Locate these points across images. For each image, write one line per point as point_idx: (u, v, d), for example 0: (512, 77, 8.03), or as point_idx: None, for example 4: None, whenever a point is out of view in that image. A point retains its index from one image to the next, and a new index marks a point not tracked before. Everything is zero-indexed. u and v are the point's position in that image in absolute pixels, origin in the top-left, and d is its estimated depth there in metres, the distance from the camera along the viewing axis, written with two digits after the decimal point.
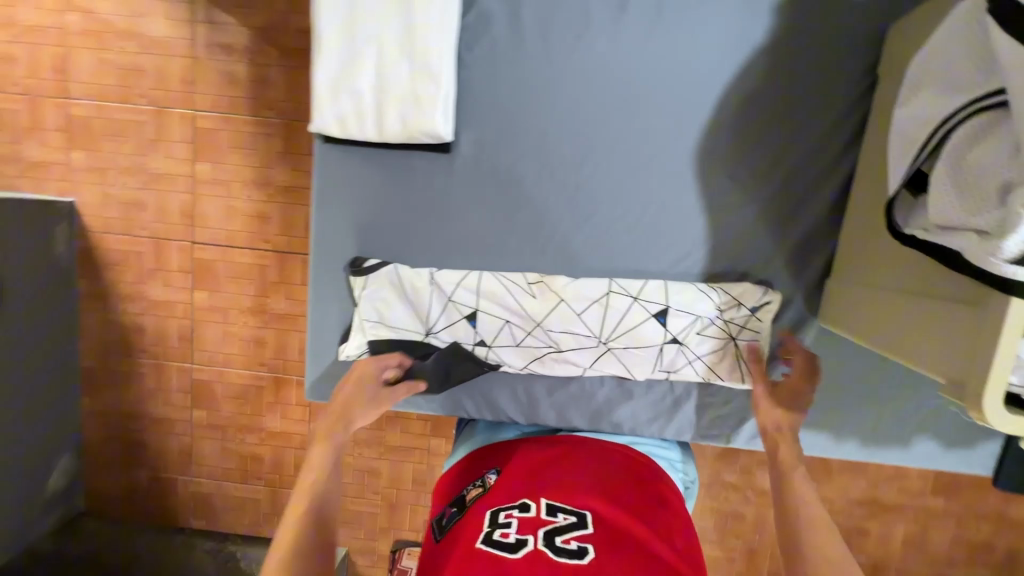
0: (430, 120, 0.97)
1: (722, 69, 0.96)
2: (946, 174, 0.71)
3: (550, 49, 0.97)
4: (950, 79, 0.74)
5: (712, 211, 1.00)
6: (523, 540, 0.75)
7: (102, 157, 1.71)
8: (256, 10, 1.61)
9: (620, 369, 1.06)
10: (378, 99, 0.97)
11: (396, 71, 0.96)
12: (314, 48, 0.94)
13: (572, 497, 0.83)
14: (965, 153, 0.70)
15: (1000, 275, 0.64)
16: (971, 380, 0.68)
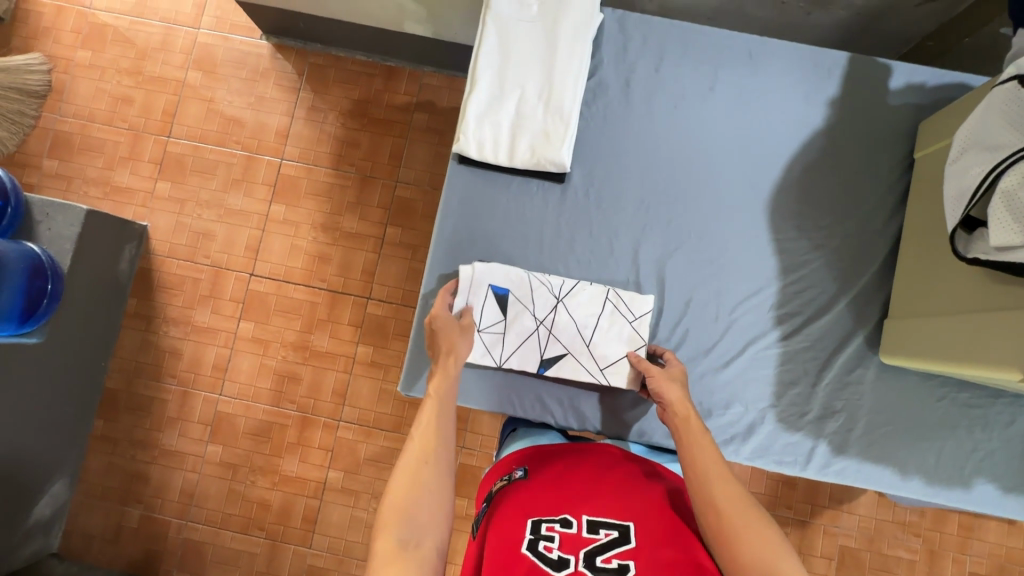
0: (556, 149, 0.94)
1: (802, 126, 0.99)
2: (995, 206, 0.67)
3: (652, 107, 0.99)
4: (978, 134, 0.73)
5: (801, 273, 0.95)
6: (566, 560, 0.65)
7: (185, 190, 1.86)
8: (355, 86, 1.89)
9: (703, 384, 0.93)
10: (511, 127, 0.94)
11: (531, 102, 0.95)
12: (470, 78, 0.93)
13: (613, 506, 0.72)
14: (1014, 185, 0.66)
15: None
16: None
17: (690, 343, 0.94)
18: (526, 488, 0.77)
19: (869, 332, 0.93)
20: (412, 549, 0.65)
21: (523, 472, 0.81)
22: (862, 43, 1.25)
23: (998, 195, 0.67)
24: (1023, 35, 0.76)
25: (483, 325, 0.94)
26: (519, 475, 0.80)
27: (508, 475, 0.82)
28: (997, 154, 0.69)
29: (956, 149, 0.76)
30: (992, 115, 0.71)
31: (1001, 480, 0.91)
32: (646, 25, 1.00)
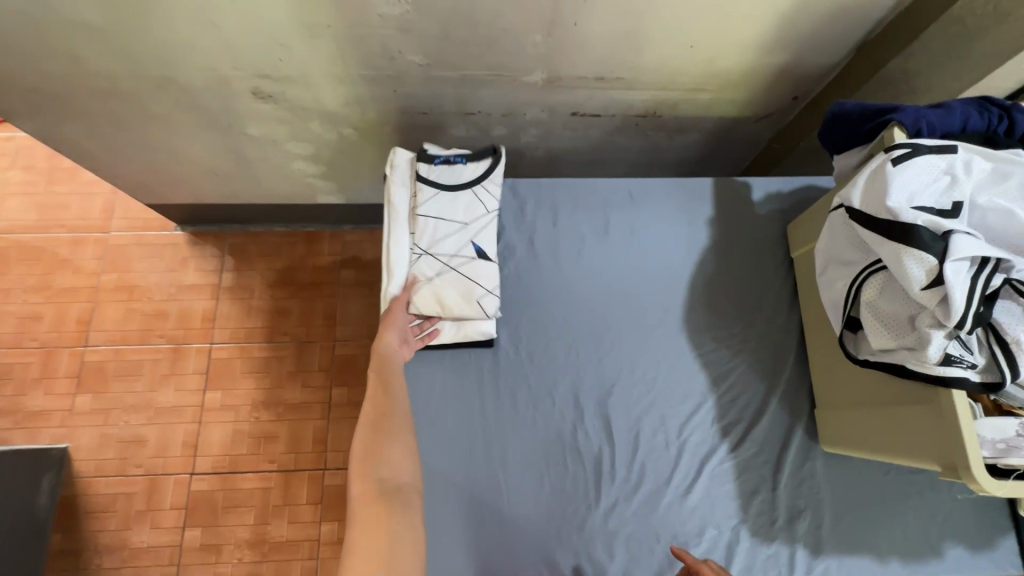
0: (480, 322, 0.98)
1: (691, 248, 1.09)
2: (867, 316, 0.75)
3: (559, 257, 1.07)
4: (831, 251, 0.83)
5: (731, 382, 1.01)
6: None
7: (108, 398, 1.75)
8: (278, 257, 1.92)
9: (673, 517, 0.93)
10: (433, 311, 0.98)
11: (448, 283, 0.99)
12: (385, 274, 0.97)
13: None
14: (875, 294, 0.75)
15: (942, 374, 0.67)
16: (955, 455, 0.66)
17: (650, 477, 0.95)
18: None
19: (807, 423, 0.99)
20: (392, 490, 0.77)
21: None
22: (721, 152, 1.44)
23: (865, 306, 0.76)
24: (839, 160, 0.91)
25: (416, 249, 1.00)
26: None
27: None
28: (852, 270, 0.78)
29: (819, 264, 0.86)
30: (836, 236, 0.81)
31: (966, 540, 0.94)
32: (535, 188, 1.11)
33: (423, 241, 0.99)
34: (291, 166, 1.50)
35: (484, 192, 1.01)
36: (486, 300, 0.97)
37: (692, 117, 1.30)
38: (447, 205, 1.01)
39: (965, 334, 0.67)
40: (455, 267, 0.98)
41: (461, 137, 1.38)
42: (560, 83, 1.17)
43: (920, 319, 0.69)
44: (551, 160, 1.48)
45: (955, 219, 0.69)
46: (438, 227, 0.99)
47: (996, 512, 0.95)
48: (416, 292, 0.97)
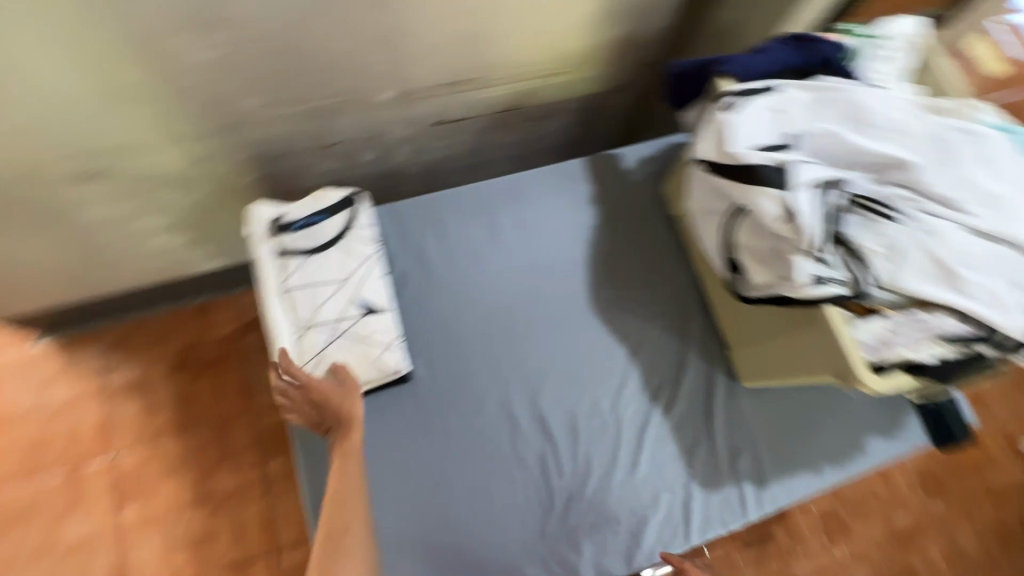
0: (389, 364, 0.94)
1: (581, 230, 1.11)
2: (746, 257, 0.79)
3: (455, 271, 1.04)
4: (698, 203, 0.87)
5: (648, 348, 1.03)
6: None
7: (2, 553, 1.51)
8: (170, 340, 1.73)
9: (626, 492, 0.94)
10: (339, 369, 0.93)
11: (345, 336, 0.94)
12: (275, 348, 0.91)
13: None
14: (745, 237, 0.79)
15: (813, 296, 0.71)
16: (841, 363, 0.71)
17: (597, 462, 0.95)
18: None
19: (724, 365, 1.03)
20: None
21: None
22: (592, 128, 1.48)
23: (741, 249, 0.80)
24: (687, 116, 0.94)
25: (299, 317, 0.93)
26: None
27: None
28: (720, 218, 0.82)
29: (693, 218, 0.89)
30: (700, 189, 0.85)
31: (878, 428, 1.04)
32: (415, 206, 1.07)
33: (304, 305, 0.93)
34: (150, 242, 1.35)
35: (353, 243, 0.96)
36: (386, 351, 0.94)
37: (553, 102, 1.32)
38: (320, 259, 0.95)
39: (823, 252, 0.71)
40: (347, 331, 0.94)
41: (330, 171, 1.31)
42: (414, 95, 1.14)
43: (785, 249, 0.73)
44: (433, 171, 1.45)
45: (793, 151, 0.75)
46: (316, 292, 0.94)
47: (897, 396, 1.05)
48: (315, 363, 0.92)
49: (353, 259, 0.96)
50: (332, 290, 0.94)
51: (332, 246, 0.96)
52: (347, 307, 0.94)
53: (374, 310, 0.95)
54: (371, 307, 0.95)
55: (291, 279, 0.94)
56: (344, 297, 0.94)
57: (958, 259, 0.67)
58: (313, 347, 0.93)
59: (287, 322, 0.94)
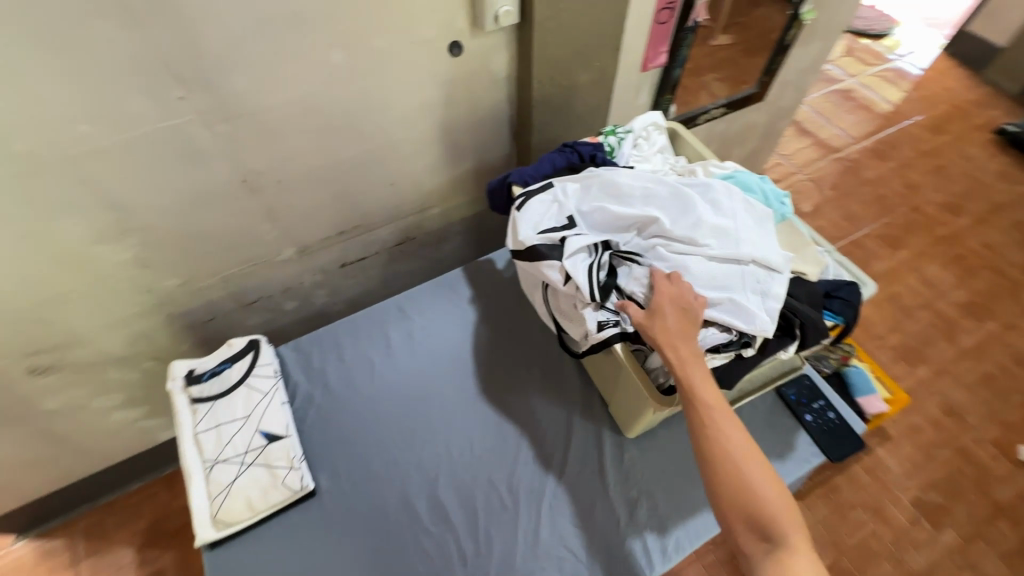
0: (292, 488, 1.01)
1: (465, 327, 1.26)
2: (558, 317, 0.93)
3: (355, 386, 1.17)
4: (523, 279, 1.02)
5: (536, 420, 1.12)
6: None
7: None
8: (139, 516, 1.78)
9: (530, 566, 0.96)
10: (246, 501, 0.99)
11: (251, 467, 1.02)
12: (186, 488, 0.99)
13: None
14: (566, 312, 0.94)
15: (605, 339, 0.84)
16: None
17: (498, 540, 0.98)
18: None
19: (609, 423, 1.11)
20: None
21: None
22: (488, 242, 1.70)
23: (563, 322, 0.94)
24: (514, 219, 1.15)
25: (208, 455, 1.02)
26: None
27: None
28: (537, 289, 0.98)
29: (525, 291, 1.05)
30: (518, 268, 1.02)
31: (771, 453, 1.07)
32: (315, 338, 1.23)
33: (212, 444, 1.03)
34: (110, 420, 1.50)
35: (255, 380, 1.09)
36: (287, 474, 1.01)
37: (442, 228, 1.55)
38: (227, 402, 1.07)
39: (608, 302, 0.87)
40: (252, 461, 1.02)
41: (261, 325, 1.50)
42: (312, 249, 1.36)
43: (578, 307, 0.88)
44: (355, 306, 1.64)
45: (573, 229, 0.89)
46: (223, 430, 1.04)
47: (781, 418, 1.11)
48: (221, 497, 0.98)
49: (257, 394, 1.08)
50: (237, 424, 1.05)
51: (238, 384, 1.09)
52: (251, 439, 1.03)
53: (275, 438, 1.04)
54: (274, 435, 1.04)
55: (201, 422, 1.05)
56: (248, 430, 1.04)
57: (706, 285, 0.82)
58: (219, 482, 1.00)
59: (199, 463, 1.03)
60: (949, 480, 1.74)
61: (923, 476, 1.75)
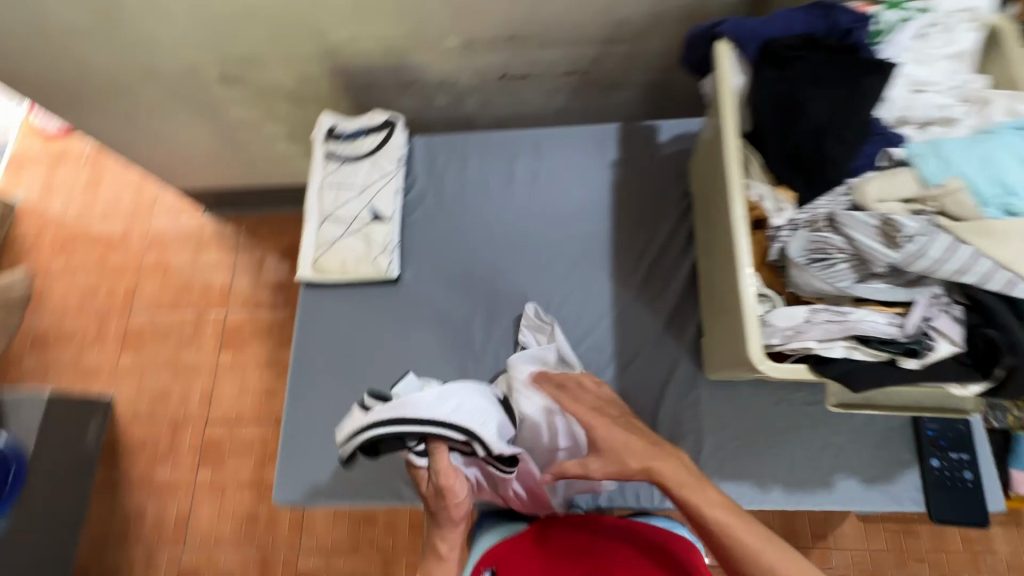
0: (380, 269, 1.08)
1: (593, 191, 1.13)
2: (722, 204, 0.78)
3: (465, 204, 1.15)
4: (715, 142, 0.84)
5: (619, 316, 1.04)
6: None
7: (145, 357, 2.04)
8: (285, 235, 2.13)
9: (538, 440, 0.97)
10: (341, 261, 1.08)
11: (353, 235, 1.09)
12: (301, 229, 1.10)
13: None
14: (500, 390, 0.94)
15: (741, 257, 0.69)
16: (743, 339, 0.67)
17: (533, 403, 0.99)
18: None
19: (693, 353, 1.00)
20: None
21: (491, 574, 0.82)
22: (665, 109, 1.45)
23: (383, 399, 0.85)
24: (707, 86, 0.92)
25: (325, 208, 1.11)
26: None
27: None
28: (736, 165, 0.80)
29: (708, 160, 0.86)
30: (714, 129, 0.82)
31: (860, 472, 0.90)
32: (448, 142, 1.20)
33: (330, 202, 1.10)
34: (276, 147, 1.69)
35: (381, 158, 1.11)
36: (381, 255, 1.07)
37: (620, 72, 1.33)
38: (352, 169, 1.12)
39: (778, 231, 0.70)
40: (356, 230, 1.09)
41: (410, 109, 1.49)
42: (477, 46, 1.25)
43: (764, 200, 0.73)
44: (501, 126, 1.56)
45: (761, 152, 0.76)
46: (342, 193, 1.10)
47: (896, 447, 0.91)
48: (324, 249, 1.09)
49: (379, 173, 1.11)
50: (355, 193, 1.10)
51: (366, 157, 1.12)
52: (361, 210, 1.09)
53: (381, 220, 1.09)
54: (380, 216, 1.09)
55: (327, 177, 1.12)
56: (361, 202, 1.10)
57: (912, 262, 0.61)
58: (327, 236, 1.09)
59: (315, 210, 1.12)
60: None
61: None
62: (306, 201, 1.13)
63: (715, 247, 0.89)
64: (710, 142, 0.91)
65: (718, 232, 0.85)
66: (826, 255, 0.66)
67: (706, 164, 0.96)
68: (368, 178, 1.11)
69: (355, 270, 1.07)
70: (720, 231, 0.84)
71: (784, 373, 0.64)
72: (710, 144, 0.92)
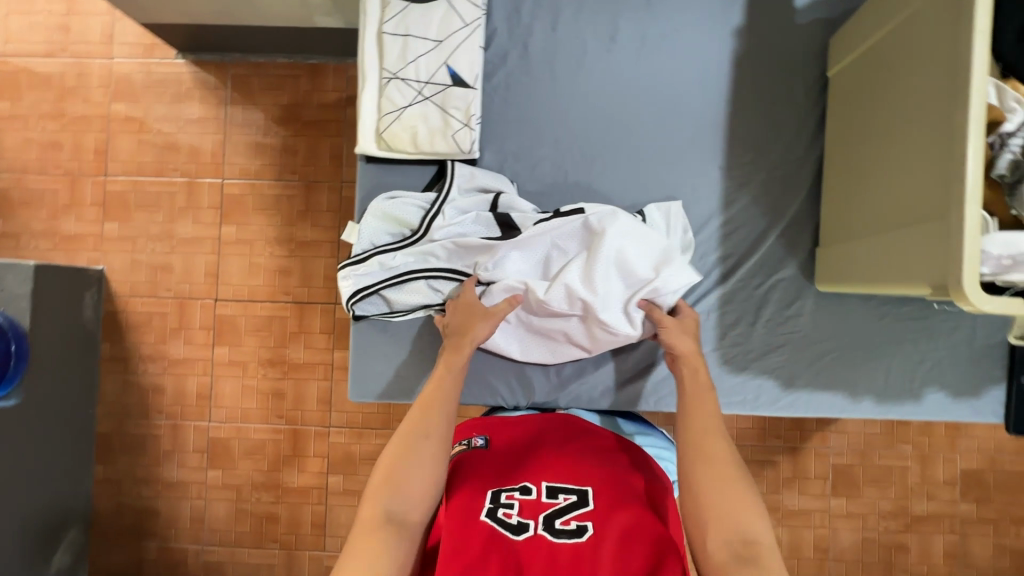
0: (457, 146, 0.91)
1: (708, 65, 0.95)
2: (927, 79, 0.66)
3: (554, 69, 0.96)
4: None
5: (727, 217, 0.95)
6: (524, 523, 0.73)
7: (133, 226, 1.83)
8: (282, 91, 1.82)
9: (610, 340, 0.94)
10: (411, 134, 0.90)
11: (425, 102, 0.89)
12: (362, 91, 0.90)
13: (572, 475, 0.81)
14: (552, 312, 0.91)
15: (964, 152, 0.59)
16: (948, 253, 0.59)
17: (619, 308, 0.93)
18: (486, 457, 0.86)
19: (802, 262, 0.94)
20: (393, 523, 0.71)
21: (484, 442, 0.89)
22: None
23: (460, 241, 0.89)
24: None
25: (388, 65, 0.90)
26: (479, 442, 0.89)
27: (466, 441, 0.90)
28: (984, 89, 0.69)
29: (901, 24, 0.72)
30: None
31: (949, 386, 0.92)
32: None
33: (394, 57, 0.89)
34: None
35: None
36: (460, 130, 0.90)
37: None
38: (421, 14, 0.89)
39: (1011, 139, 0.68)
40: (429, 97, 0.89)
41: None
42: None
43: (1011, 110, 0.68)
44: None
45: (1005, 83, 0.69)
46: (410, 47, 0.89)
47: (991, 363, 0.91)
48: (388, 118, 0.90)
49: (456, 22, 0.88)
50: (426, 46, 0.89)
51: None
52: (434, 70, 0.89)
53: (460, 84, 0.89)
54: (459, 79, 0.89)
55: (389, 22, 0.89)
56: (434, 58, 0.89)
57: None
58: (392, 101, 0.90)
59: (376, 67, 0.91)
60: (1017, 477, 1.66)
61: (997, 459, 1.66)
62: (363, 54, 0.91)
63: (869, 147, 0.78)
64: (888, 10, 0.75)
65: (888, 131, 0.74)
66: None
67: (862, 40, 0.81)
68: (441, 27, 0.89)
69: (429, 146, 0.90)
70: (893, 130, 0.73)
71: (1000, 308, 0.58)
72: (885, 15, 0.76)
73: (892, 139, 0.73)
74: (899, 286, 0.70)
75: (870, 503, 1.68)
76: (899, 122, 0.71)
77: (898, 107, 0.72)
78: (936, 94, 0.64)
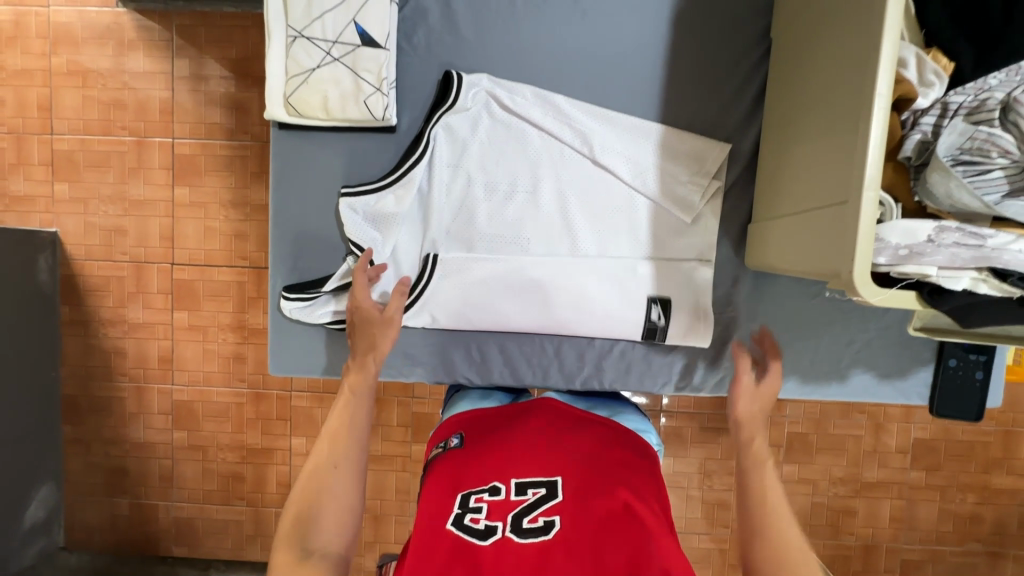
0: (369, 113, 0.86)
1: (647, 25, 0.89)
2: (846, 57, 0.63)
3: (475, 32, 0.89)
4: None
5: (626, 250, 0.93)
6: (492, 527, 0.70)
7: (84, 187, 1.78)
8: (230, 43, 1.71)
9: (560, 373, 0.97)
10: (320, 99, 0.85)
11: (333, 64, 0.85)
12: (270, 53, 0.86)
13: (538, 466, 0.78)
14: (405, 197, 0.91)
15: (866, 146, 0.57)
16: (842, 246, 0.60)
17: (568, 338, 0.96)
18: (462, 454, 0.82)
19: (735, 238, 0.93)
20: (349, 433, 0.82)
21: (458, 441, 0.86)
22: None
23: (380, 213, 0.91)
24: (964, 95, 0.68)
25: (295, 25, 0.84)
26: (455, 442, 0.85)
27: (444, 442, 0.87)
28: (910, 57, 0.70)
29: None
30: None
31: (878, 369, 0.92)
32: None
33: (300, 15, 0.84)
34: None
35: None
36: (372, 95, 0.85)
37: None
38: None
39: (923, 116, 0.70)
40: (338, 58, 0.84)
41: None
42: None
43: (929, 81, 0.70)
44: None
45: (921, 57, 0.70)
46: (316, 5, 0.84)
47: (918, 345, 0.91)
48: (296, 83, 0.85)
49: None
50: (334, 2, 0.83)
51: None
52: (342, 30, 0.84)
53: (369, 45, 0.84)
54: (367, 40, 0.84)
55: None
56: (342, 18, 0.84)
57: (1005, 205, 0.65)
58: (300, 63, 0.85)
59: (283, 25, 0.86)
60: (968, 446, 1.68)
61: (951, 428, 1.67)
62: (269, 12, 0.85)
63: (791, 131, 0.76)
64: None
65: (808, 122, 0.71)
66: (980, 156, 0.65)
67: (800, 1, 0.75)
68: None
69: (338, 111, 0.86)
70: (811, 121, 0.70)
71: (881, 298, 0.61)
72: None
73: (809, 124, 0.70)
74: (800, 272, 0.70)
75: (823, 469, 1.70)
76: (819, 103, 0.68)
77: (818, 85, 0.69)
78: (850, 92, 0.62)
